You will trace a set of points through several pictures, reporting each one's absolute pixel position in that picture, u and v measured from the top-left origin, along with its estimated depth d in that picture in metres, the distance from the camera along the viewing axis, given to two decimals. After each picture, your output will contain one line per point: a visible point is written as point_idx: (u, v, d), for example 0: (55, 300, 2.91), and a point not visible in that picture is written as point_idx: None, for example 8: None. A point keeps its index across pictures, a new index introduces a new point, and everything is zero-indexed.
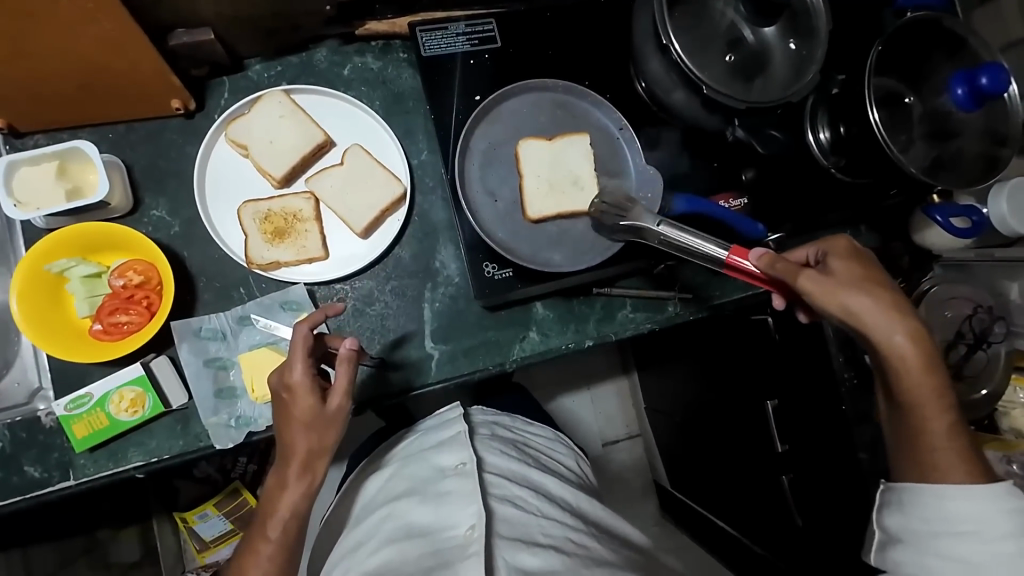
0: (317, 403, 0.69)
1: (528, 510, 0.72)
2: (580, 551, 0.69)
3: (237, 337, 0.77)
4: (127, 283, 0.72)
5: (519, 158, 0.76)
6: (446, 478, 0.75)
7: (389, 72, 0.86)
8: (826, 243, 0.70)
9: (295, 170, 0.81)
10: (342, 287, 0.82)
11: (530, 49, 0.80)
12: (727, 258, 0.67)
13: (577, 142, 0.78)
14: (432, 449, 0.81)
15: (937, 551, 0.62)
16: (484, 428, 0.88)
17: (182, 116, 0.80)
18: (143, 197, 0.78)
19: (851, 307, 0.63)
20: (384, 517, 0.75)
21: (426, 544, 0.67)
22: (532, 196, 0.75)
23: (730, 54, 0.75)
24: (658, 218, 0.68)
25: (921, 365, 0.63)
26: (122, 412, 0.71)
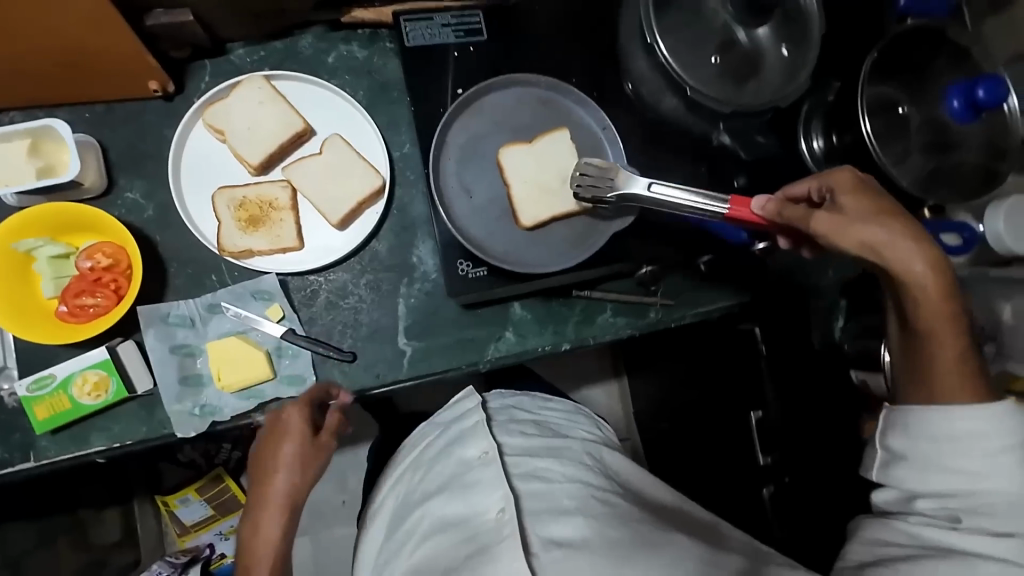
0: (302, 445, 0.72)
1: (552, 480, 0.71)
2: (608, 508, 0.67)
3: (206, 325, 0.76)
4: (95, 265, 0.71)
5: (503, 167, 0.73)
6: (472, 468, 0.73)
7: (375, 61, 0.85)
8: (829, 177, 0.60)
9: (273, 158, 0.79)
10: (316, 278, 0.81)
11: (517, 42, 0.78)
12: (728, 211, 0.64)
13: (558, 138, 0.75)
14: (453, 444, 0.78)
15: (941, 465, 0.55)
16: (501, 415, 0.85)
17: (161, 99, 0.78)
18: (118, 178, 0.77)
19: (871, 241, 0.55)
20: (422, 517, 0.73)
21: (460, 533, 0.67)
22: (522, 204, 0.73)
23: (717, 56, 0.72)
24: (645, 182, 0.67)
25: (938, 296, 0.55)
26: (84, 395, 0.71)
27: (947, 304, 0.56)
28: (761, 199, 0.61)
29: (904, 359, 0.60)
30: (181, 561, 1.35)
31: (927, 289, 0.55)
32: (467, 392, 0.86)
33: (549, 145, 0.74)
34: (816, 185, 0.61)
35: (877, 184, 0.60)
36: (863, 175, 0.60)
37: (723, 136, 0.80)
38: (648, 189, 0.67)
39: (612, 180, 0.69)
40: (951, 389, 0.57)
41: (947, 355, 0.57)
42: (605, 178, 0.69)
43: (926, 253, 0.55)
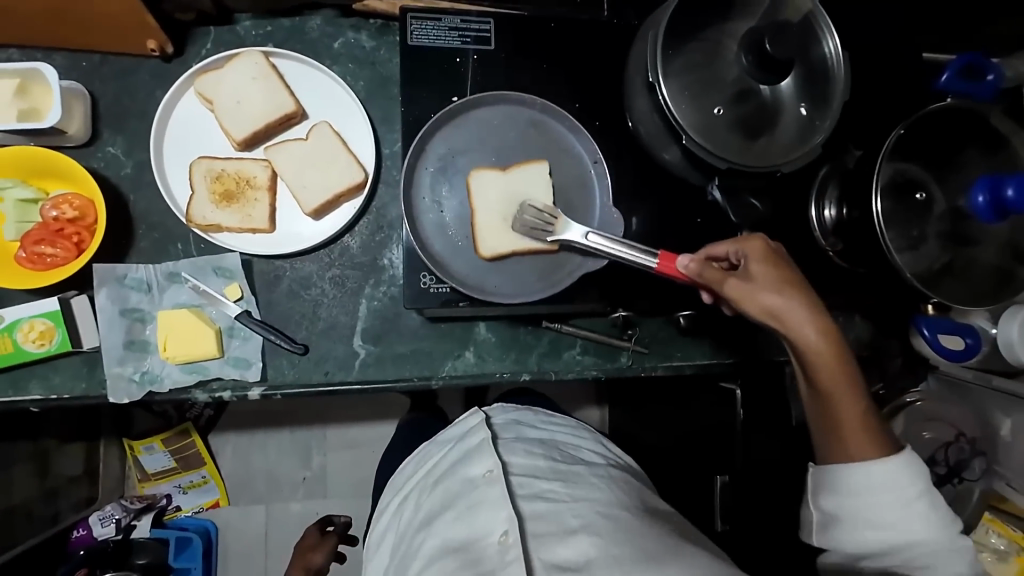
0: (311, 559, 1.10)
1: (559, 499, 0.66)
2: (615, 525, 0.63)
3: (162, 293, 0.75)
4: (59, 215, 0.71)
5: (470, 190, 0.69)
6: (475, 487, 0.68)
7: (381, 53, 0.82)
8: (744, 244, 0.60)
9: (258, 136, 0.78)
10: (281, 264, 0.79)
11: (523, 59, 0.75)
12: (658, 266, 0.62)
13: (534, 169, 0.70)
14: (458, 462, 0.74)
15: (863, 520, 0.57)
16: (507, 432, 0.80)
17: (159, 59, 0.78)
18: (102, 132, 0.76)
19: (773, 311, 0.57)
20: (424, 539, 0.68)
21: (463, 557, 0.62)
22: (483, 233, 0.69)
23: (723, 106, 0.67)
24: (585, 230, 0.64)
25: (835, 359, 0.57)
26: (28, 342, 0.70)
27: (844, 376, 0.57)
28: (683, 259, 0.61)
29: (815, 427, 0.61)
30: (137, 506, 1.40)
31: (830, 362, 0.57)
32: (469, 409, 0.82)
33: (524, 180, 0.70)
34: (731, 249, 0.61)
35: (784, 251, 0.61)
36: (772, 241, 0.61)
37: (716, 192, 0.74)
38: (584, 238, 0.64)
39: (552, 228, 0.66)
40: (861, 449, 0.58)
41: (852, 417, 0.58)
42: (543, 216, 0.66)
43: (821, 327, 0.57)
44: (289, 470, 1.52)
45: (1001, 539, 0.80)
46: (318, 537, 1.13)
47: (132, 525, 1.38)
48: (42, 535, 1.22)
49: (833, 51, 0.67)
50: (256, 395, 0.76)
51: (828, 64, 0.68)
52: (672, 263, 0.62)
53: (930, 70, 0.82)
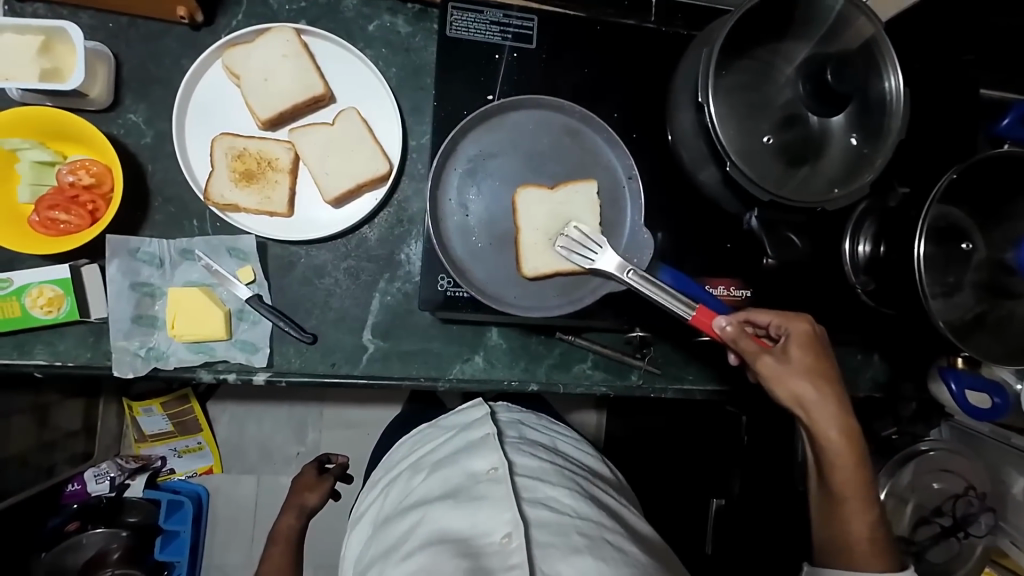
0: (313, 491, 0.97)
1: (565, 511, 0.60)
2: (620, 554, 0.56)
3: (174, 269, 0.74)
4: (75, 181, 0.69)
5: (516, 211, 0.67)
6: (478, 482, 0.62)
7: (416, 40, 0.80)
8: (789, 321, 0.64)
9: (284, 117, 0.76)
10: (297, 250, 0.77)
11: (564, 61, 0.72)
12: (693, 318, 0.63)
13: (582, 189, 0.68)
14: (460, 452, 0.68)
15: None
16: (511, 430, 0.75)
17: (187, 26, 0.75)
18: (124, 97, 0.74)
19: (802, 399, 0.62)
20: (412, 525, 0.61)
21: (455, 551, 0.55)
22: (527, 252, 0.67)
23: (771, 134, 0.65)
24: (624, 266, 0.63)
25: (855, 463, 0.63)
26: (36, 307, 0.69)
27: (859, 471, 0.63)
28: (722, 320, 0.63)
29: (819, 522, 0.66)
30: (131, 466, 1.40)
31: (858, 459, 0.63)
32: (474, 401, 0.79)
33: (575, 196, 0.68)
34: (776, 322, 0.64)
35: (823, 337, 0.65)
36: (817, 327, 0.65)
37: (753, 221, 0.70)
38: (623, 273, 0.63)
39: (595, 254, 0.65)
40: (861, 549, 0.63)
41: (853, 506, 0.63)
42: (589, 244, 0.65)
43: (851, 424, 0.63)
44: (283, 444, 1.53)
45: None
46: (316, 477, 0.99)
47: (126, 484, 1.37)
48: (35, 488, 1.22)
49: (893, 85, 0.64)
50: (260, 379, 0.75)
51: (884, 97, 0.65)
52: (708, 321, 0.63)
53: (983, 111, 0.79)
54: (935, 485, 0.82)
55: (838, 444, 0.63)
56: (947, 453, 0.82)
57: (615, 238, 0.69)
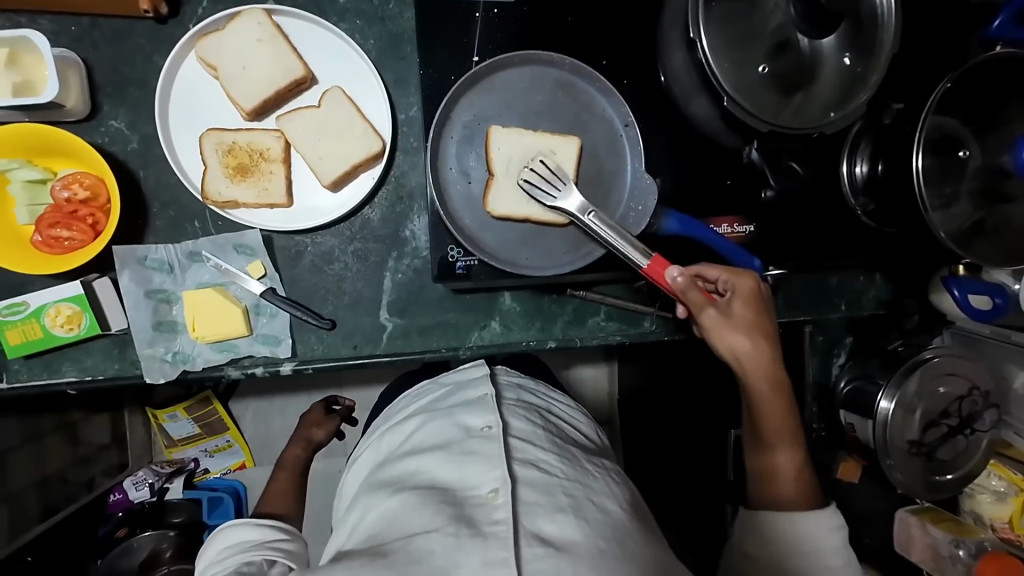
0: (322, 428, 1.00)
1: (552, 472, 0.62)
2: (603, 517, 0.58)
3: (185, 273, 0.74)
4: (71, 197, 0.69)
5: (505, 214, 0.66)
6: (472, 437, 0.65)
7: (390, 8, 0.77)
8: (736, 278, 0.69)
9: (268, 104, 0.74)
10: (303, 239, 0.77)
11: (547, 12, 0.70)
12: (648, 266, 0.65)
13: (504, 138, 0.66)
14: (456, 407, 0.71)
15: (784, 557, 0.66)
16: (509, 393, 0.76)
17: (153, 21, 0.72)
18: (102, 104, 0.72)
19: (738, 351, 0.68)
20: (404, 472, 0.65)
21: (444, 500, 0.58)
22: (540, 215, 0.67)
23: (766, 63, 0.64)
24: (586, 207, 0.64)
25: (772, 417, 0.70)
26: (57, 327, 0.70)
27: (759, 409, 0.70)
28: (674, 272, 0.65)
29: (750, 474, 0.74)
30: (167, 470, 1.44)
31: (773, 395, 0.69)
32: (475, 361, 0.80)
33: (500, 153, 0.66)
34: (723, 277, 0.69)
35: (765, 297, 0.70)
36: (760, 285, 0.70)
37: (754, 154, 0.73)
38: (583, 214, 0.64)
39: (557, 192, 0.65)
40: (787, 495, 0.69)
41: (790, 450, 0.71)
42: (552, 181, 0.64)
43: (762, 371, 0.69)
44: None
45: (1001, 480, 0.91)
46: (323, 415, 1.03)
47: (166, 487, 1.42)
48: (79, 502, 1.27)
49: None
50: (287, 370, 0.77)
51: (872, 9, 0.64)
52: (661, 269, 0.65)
53: (972, 15, 0.78)
54: (941, 389, 0.85)
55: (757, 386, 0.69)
56: (951, 358, 0.85)
57: (618, 188, 0.69)
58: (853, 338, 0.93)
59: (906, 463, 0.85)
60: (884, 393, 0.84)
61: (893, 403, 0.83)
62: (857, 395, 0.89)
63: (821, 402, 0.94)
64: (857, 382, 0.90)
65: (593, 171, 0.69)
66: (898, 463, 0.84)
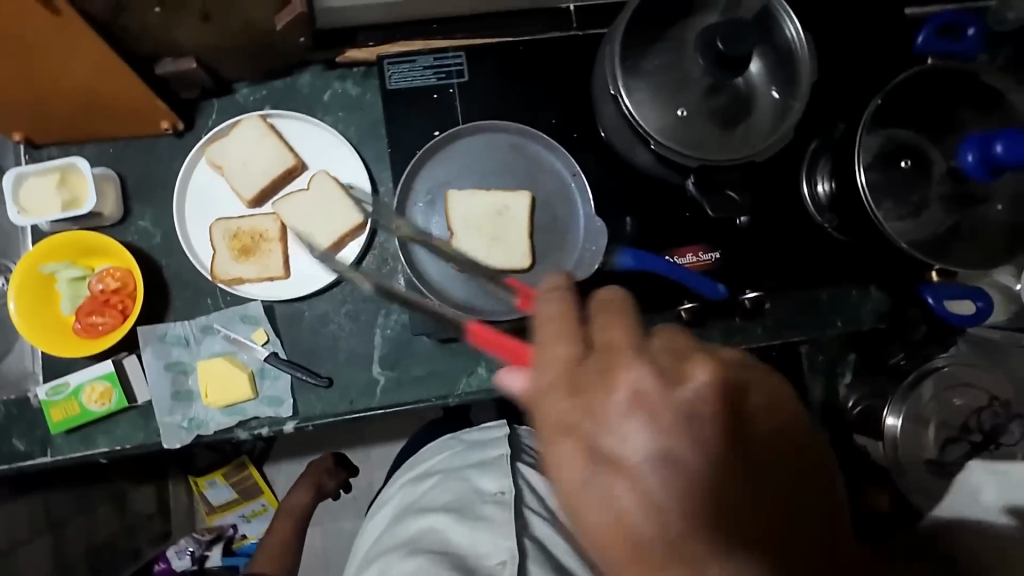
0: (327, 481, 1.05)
1: (557, 552, 0.66)
2: None
3: (199, 345, 0.83)
4: (105, 288, 0.80)
5: (466, 266, 0.72)
6: (486, 502, 0.69)
7: (367, 98, 0.89)
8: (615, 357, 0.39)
9: (266, 192, 0.85)
10: (300, 305, 0.85)
11: (498, 85, 0.79)
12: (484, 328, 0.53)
13: (461, 199, 0.73)
14: (473, 468, 0.74)
15: None
16: (527, 451, 0.79)
17: (172, 134, 0.86)
18: (133, 207, 0.85)
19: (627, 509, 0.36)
20: (419, 530, 0.69)
21: (457, 567, 0.61)
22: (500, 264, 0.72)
23: (683, 107, 0.69)
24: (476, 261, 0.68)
25: None
26: (93, 402, 0.79)
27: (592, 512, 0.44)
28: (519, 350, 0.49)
29: None
30: (207, 537, 1.50)
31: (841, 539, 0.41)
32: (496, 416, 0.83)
33: (458, 212, 0.73)
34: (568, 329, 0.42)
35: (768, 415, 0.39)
36: (687, 336, 0.41)
37: (692, 187, 0.74)
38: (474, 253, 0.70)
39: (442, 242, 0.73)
40: None
41: None
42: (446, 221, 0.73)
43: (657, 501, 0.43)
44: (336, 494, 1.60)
45: None
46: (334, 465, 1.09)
47: (206, 555, 1.47)
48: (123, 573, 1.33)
49: (795, 34, 0.69)
50: (290, 428, 0.83)
51: (785, 40, 0.70)
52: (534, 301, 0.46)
53: (906, 35, 0.83)
54: (956, 401, 0.80)
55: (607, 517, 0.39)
56: (963, 367, 0.81)
57: (572, 232, 0.74)
58: (857, 355, 0.89)
59: (928, 485, 0.79)
60: (889, 407, 0.81)
61: (900, 419, 0.80)
62: (869, 417, 0.84)
63: (830, 421, 0.88)
64: (868, 402, 0.85)
65: (547, 219, 0.75)
66: (916, 484, 0.80)
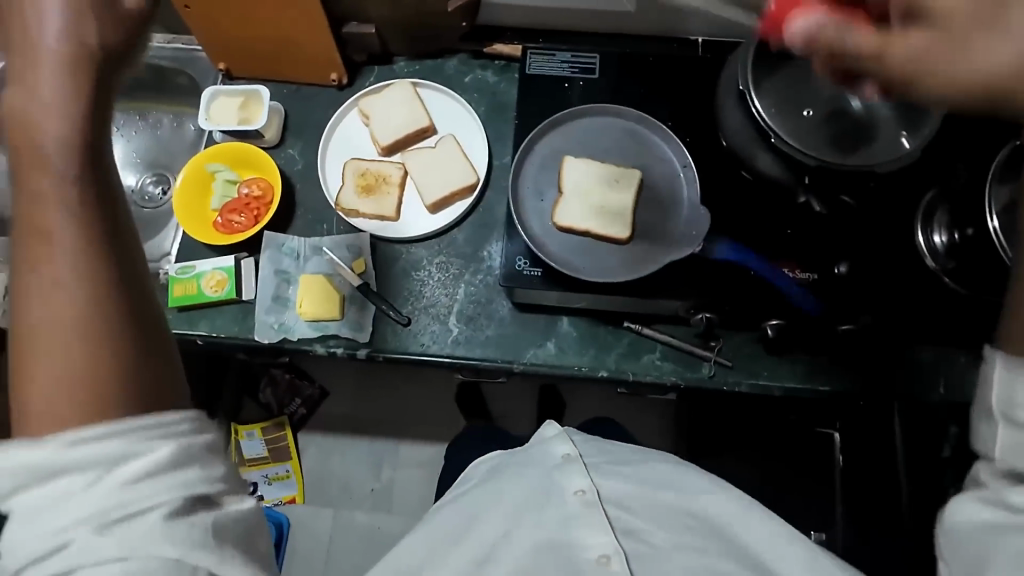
0: (59, 66, 0.40)
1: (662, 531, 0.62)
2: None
3: (306, 261, 0.92)
4: (246, 193, 0.92)
5: (569, 225, 0.76)
6: (573, 505, 0.63)
7: (501, 86, 1.00)
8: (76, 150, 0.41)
9: (398, 144, 0.96)
10: (400, 247, 0.93)
11: (624, 85, 0.87)
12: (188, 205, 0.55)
13: (575, 165, 0.78)
14: (546, 469, 0.68)
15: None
16: (589, 448, 0.73)
17: (335, 88, 1.01)
18: (287, 138, 0.99)
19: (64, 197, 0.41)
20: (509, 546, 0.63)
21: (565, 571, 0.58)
22: (600, 228, 0.76)
23: (809, 109, 0.71)
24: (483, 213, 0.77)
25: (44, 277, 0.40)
26: (208, 287, 0.89)
27: (82, 375, 0.39)
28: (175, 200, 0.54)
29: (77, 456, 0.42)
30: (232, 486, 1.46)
31: (54, 275, 0.40)
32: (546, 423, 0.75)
33: (570, 177, 0.78)
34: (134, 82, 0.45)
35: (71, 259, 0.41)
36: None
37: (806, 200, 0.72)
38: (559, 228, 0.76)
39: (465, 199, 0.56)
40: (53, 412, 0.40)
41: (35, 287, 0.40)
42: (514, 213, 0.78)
43: (133, 361, 0.40)
44: (361, 480, 1.59)
45: None
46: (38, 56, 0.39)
47: None
48: None
49: None
50: (362, 355, 0.88)
51: None
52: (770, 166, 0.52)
53: None
54: None
55: (41, 296, 0.39)
56: None
57: (676, 216, 0.78)
58: None
59: None
60: None
61: None
62: None
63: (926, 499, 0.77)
64: None
65: (650, 200, 0.79)
66: None
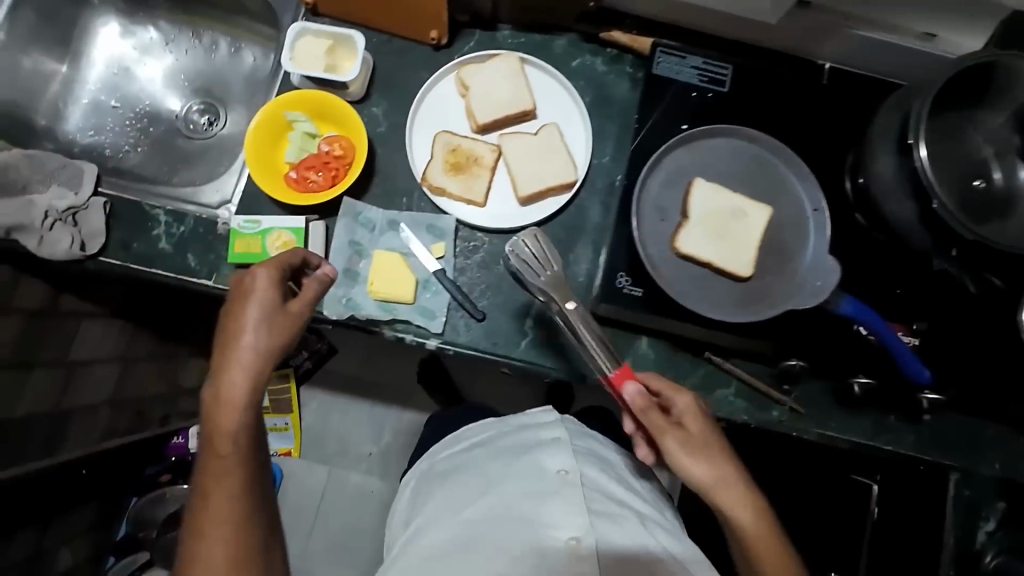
0: (277, 300, 0.66)
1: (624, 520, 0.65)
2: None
3: (381, 235, 0.86)
4: (328, 151, 0.84)
5: (690, 252, 0.75)
6: (549, 479, 0.67)
7: (610, 78, 0.92)
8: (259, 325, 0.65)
9: (495, 123, 0.89)
10: (481, 236, 0.86)
11: (754, 105, 0.82)
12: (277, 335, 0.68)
13: (703, 190, 0.77)
14: (529, 448, 0.73)
15: None
16: (579, 439, 0.77)
17: (431, 47, 0.91)
18: (371, 94, 0.90)
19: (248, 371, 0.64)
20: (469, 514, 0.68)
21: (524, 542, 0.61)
22: (723, 261, 0.75)
23: (978, 179, 0.66)
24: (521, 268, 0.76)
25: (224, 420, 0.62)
26: (274, 247, 0.82)
27: None
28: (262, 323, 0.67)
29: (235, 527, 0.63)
30: None
31: (229, 445, 0.62)
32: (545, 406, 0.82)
33: (698, 201, 0.76)
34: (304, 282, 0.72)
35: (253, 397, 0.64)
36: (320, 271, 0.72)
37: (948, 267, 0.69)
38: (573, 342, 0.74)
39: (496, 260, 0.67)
40: None
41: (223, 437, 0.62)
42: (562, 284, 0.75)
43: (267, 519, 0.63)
44: (359, 442, 1.55)
45: None
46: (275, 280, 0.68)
47: None
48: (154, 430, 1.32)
49: None
50: (431, 345, 0.83)
51: None
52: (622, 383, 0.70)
53: None
54: None
55: (208, 503, 0.61)
56: None
57: (798, 260, 0.77)
58: (1007, 505, 0.79)
59: None
60: None
61: None
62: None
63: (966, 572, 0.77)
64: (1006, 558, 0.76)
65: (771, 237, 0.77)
66: None
